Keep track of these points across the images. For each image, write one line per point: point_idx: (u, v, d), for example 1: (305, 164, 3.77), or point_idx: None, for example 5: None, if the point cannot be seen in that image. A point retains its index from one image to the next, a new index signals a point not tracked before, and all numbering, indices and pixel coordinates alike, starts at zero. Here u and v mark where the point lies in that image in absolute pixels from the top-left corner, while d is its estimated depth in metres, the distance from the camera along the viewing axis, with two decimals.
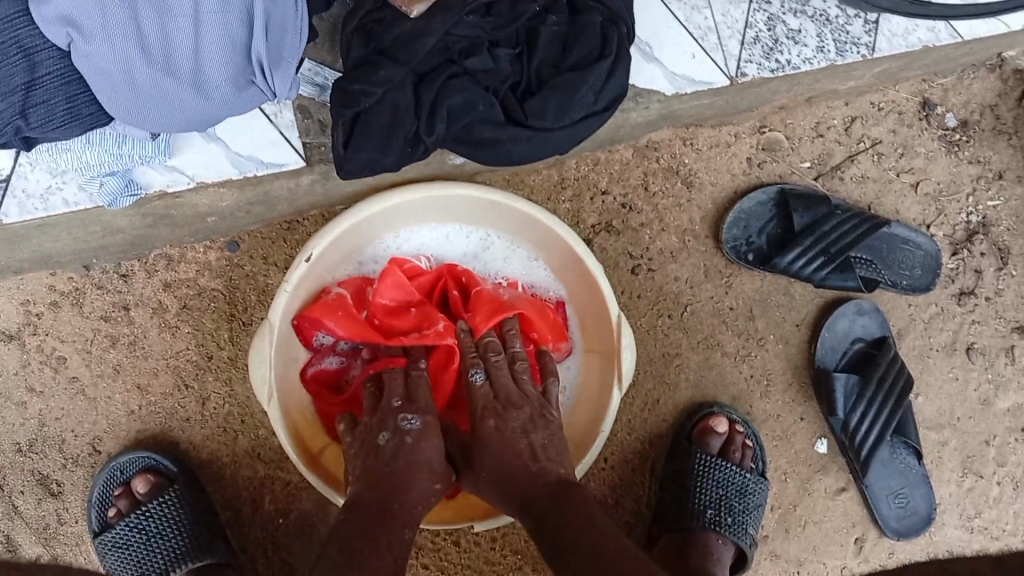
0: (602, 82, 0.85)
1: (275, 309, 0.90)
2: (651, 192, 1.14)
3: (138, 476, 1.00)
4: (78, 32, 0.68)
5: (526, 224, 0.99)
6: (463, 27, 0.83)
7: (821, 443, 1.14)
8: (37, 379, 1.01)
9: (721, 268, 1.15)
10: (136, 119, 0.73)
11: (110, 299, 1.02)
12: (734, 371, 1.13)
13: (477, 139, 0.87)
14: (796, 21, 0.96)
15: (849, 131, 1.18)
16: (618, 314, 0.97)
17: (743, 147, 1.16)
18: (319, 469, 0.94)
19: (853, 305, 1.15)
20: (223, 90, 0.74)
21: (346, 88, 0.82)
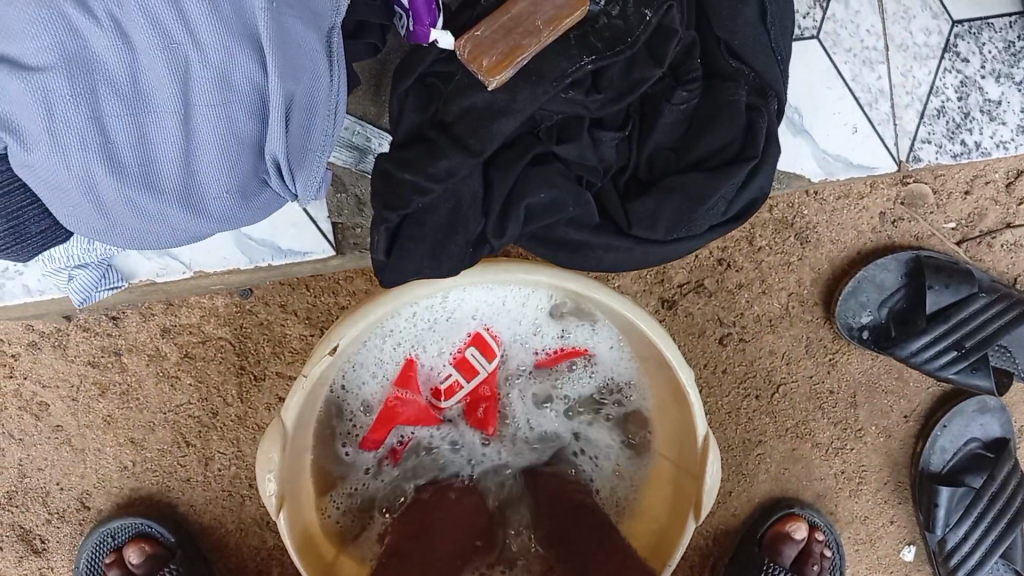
0: (737, 188, 0.63)
1: (287, 409, 0.71)
2: (755, 247, 0.93)
3: (129, 545, 0.88)
4: (16, 138, 0.47)
5: (610, 312, 0.78)
6: (557, 101, 0.61)
7: (907, 551, 0.99)
8: (16, 426, 0.87)
9: (826, 344, 0.96)
10: (105, 236, 0.54)
11: (99, 343, 0.85)
12: (822, 466, 0.97)
13: (559, 239, 0.66)
14: (996, 90, 0.91)
15: (1013, 188, 0.94)
16: (705, 432, 0.76)
17: (878, 200, 0.93)
18: None
19: (975, 401, 0.97)
20: (223, 202, 0.54)
21: (393, 174, 0.61)
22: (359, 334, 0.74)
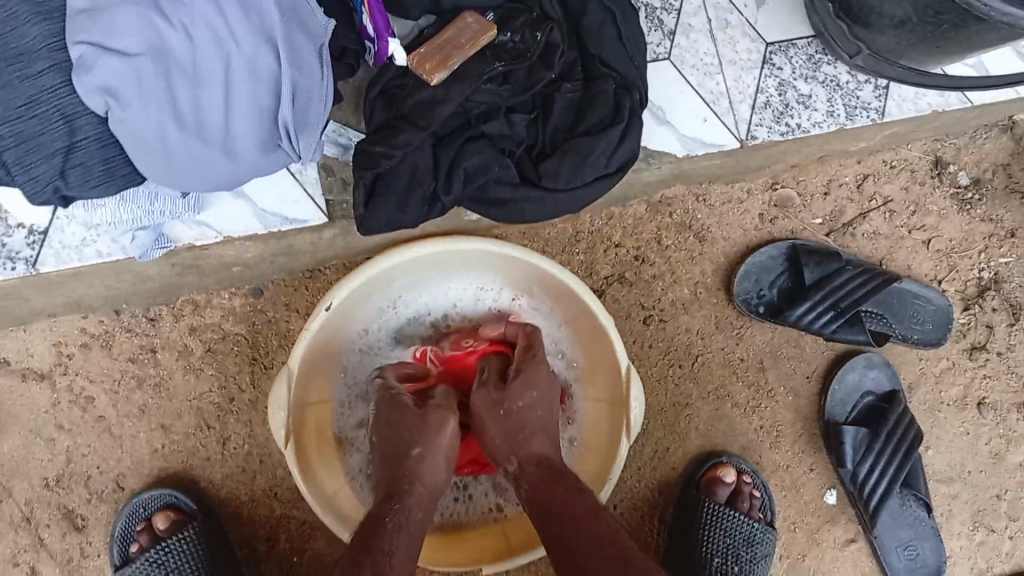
0: (613, 146, 0.88)
1: (293, 357, 0.92)
2: (663, 246, 1.16)
3: (158, 513, 1.04)
4: (116, 100, 0.72)
5: (544, 278, 1.01)
6: (481, 93, 0.87)
7: (830, 494, 1.16)
8: (65, 417, 1.05)
9: (732, 320, 1.17)
10: (168, 180, 0.77)
11: (138, 341, 1.05)
12: (743, 422, 1.16)
13: (492, 199, 0.90)
14: (807, 86, 0.99)
15: (861, 189, 1.19)
16: (627, 365, 0.98)
17: (755, 204, 1.18)
18: (333, 510, 0.96)
19: (863, 358, 1.17)
20: (250, 154, 0.79)
21: (367, 149, 0.85)
22: (349, 300, 0.97)
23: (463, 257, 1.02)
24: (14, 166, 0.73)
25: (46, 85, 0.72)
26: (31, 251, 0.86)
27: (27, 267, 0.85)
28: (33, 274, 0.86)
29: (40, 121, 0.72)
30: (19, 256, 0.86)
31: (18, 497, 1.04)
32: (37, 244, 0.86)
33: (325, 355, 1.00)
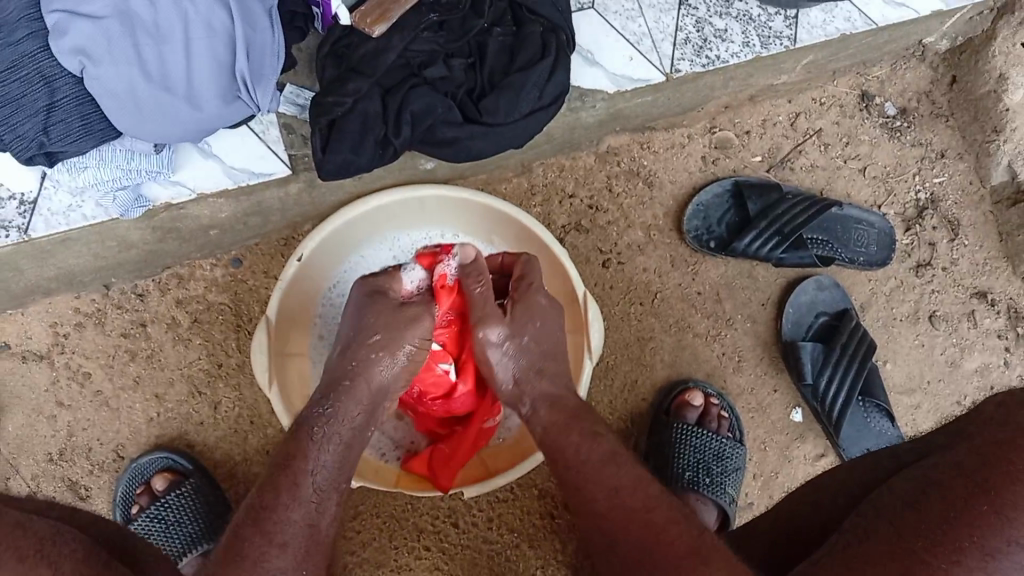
0: (545, 79, 0.97)
1: (270, 307, 0.99)
2: (614, 194, 1.22)
3: (157, 476, 1.10)
4: (88, 59, 0.81)
5: (499, 220, 1.08)
6: (420, 42, 0.96)
7: (796, 412, 1.23)
8: (65, 393, 1.11)
9: (686, 257, 1.23)
10: (139, 132, 0.86)
11: (129, 317, 1.12)
12: (706, 350, 1.22)
13: (440, 139, 0.98)
14: (722, 22, 1.09)
15: (795, 126, 1.26)
16: (583, 290, 1.04)
17: (697, 147, 1.24)
18: None
19: (813, 281, 1.23)
20: (212, 104, 0.87)
21: (321, 100, 0.95)
22: (318, 252, 1.04)
23: (421, 207, 1.09)
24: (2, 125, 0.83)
25: (26, 51, 0.81)
26: (23, 219, 0.94)
27: (20, 233, 0.94)
28: (26, 240, 0.94)
29: (23, 84, 0.82)
30: (13, 224, 0.94)
31: (24, 473, 1.10)
32: (27, 214, 0.94)
33: (299, 309, 1.07)
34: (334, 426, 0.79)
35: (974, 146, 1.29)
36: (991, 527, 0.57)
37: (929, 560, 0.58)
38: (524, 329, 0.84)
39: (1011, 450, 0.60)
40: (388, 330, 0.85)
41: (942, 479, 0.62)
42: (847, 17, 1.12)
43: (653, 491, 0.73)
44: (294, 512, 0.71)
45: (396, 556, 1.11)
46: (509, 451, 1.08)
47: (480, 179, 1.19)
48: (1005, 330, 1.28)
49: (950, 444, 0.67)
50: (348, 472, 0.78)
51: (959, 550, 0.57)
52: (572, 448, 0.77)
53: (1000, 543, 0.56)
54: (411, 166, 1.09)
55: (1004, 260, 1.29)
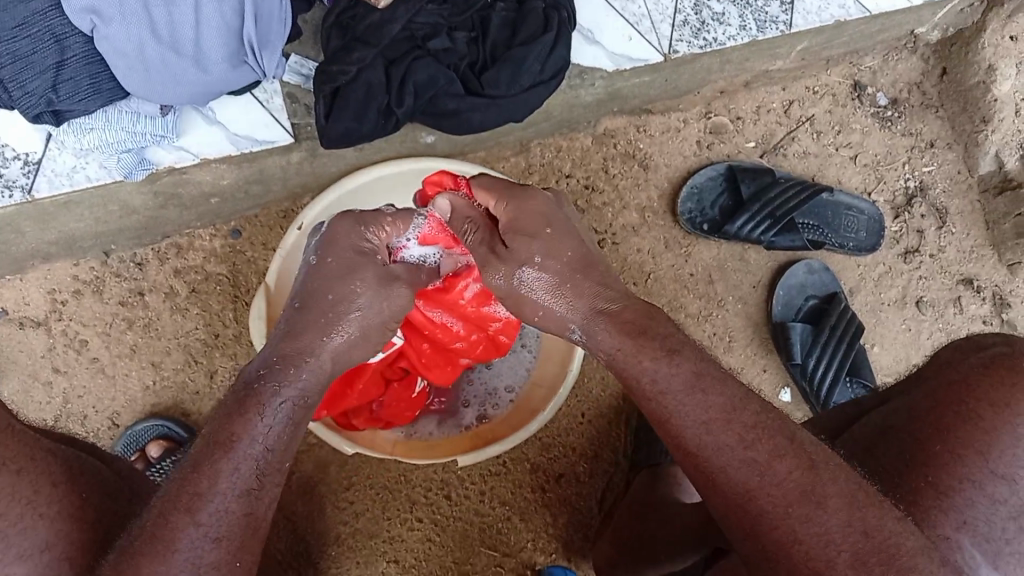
0: (547, 53, 0.99)
1: (271, 272, 1.00)
2: (611, 175, 1.23)
3: (151, 443, 1.10)
4: (99, 18, 0.83)
5: None
6: (425, 15, 0.97)
7: (784, 392, 1.26)
8: (61, 360, 1.11)
9: (680, 239, 1.25)
10: (147, 94, 0.87)
11: (127, 285, 1.12)
12: (698, 330, 1.24)
13: (442, 111, 1.00)
14: (720, 5, 1.11)
15: (788, 113, 1.28)
16: None
17: (692, 132, 1.26)
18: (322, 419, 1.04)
19: (804, 265, 1.25)
20: (220, 68, 0.88)
21: (325, 69, 0.96)
22: (319, 223, 1.05)
23: (420, 181, 1.11)
24: (10, 82, 0.84)
25: (38, 9, 0.83)
26: (27, 179, 0.95)
27: (23, 193, 0.95)
28: (30, 200, 0.95)
29: (34, 41, 0.83)
30: (17, 184, 0.95)
31: None
32: (32, 174, 0.95)
33: None
34: (282, 393, 0.65)
35: (962, 137, 1.32)
36: (943, 465, 0.64)
37: (888, 501, 0.65)
38: (537, 223, 0.73)
39: (963, 389, 0.68)
40: (342, 288, 0.71)
41: (901, 420, 0.69)
42: (841, 5, 1.16)
43: (750, 411, 0.64)
44: (230, 499, 0.59)
45: (389, 527, 1.12)
46: (509, 420, 1.11)
47: (478, 157, 1.20)
48: (990, 316, 1.31)
49: (909, 388, 0.73)
50: (295, 446, 0.66)
51: (914, 491, 0.64)
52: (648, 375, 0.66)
53: (952, 479, 0.64)
54: (412, 140, 1.10)
55: (990, 248, 1.32)
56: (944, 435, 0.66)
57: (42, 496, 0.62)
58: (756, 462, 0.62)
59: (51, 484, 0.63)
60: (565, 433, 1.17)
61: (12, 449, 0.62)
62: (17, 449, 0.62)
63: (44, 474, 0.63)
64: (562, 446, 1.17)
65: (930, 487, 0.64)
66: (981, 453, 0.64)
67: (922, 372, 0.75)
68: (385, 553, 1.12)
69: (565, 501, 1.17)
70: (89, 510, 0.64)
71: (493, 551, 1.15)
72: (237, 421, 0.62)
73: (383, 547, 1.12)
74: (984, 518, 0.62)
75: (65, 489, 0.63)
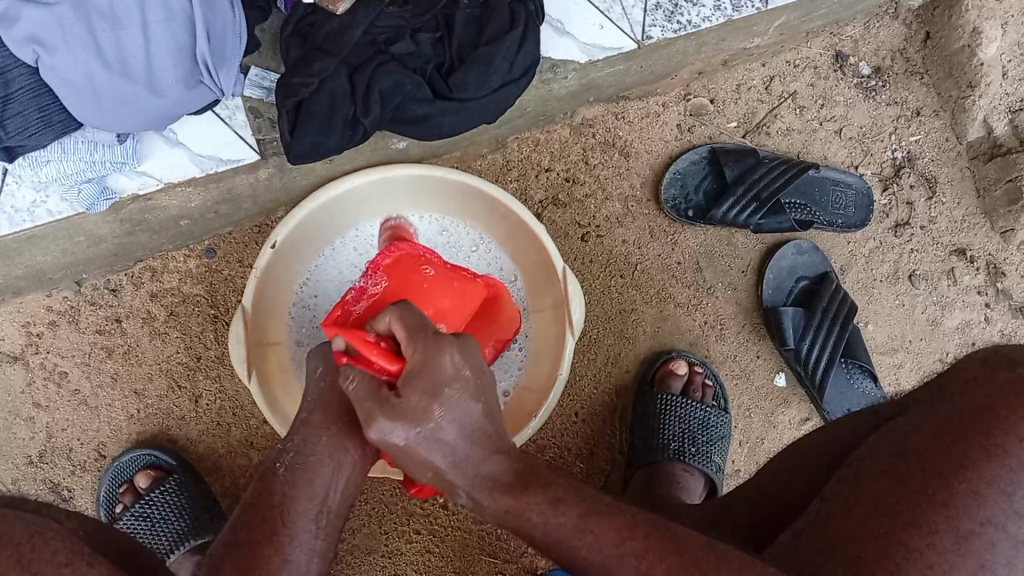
0: (516, 50, 0.95)
1: (247, 294, 0.96)
2: (591, 165, 1.20)
3: (140, 473, 1.08)
4: (43, 49, 0.79)
5: (474, 197, 1.07)
6: (385, 18, 0.93)
7: (780, 377, 1.24)
8: (42, 395, 1.09)
9: (666, 227, 1.22)
10: (101, 122, 0.84)
11: (103, 313, 1.10)
12: (689, 319, 1.22)
13: (411, 117, 0.96)
14: None
15: (769, 90, 1.25)
16: (562, 265, 1.02)
17: (672, 115, 1.22)
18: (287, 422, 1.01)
19: (793, 246, 1.23)
20: (175, 90, 0.85)
21: (287, 81, 0.92)
22: (292, 238, 1.02)
23: (395, 188, 1.07)
24: None
25: None
26: None
27: None
28: None
29: None
30: None
31: (4, 477, 1.08)
32: None
33: (275, 296, 1.05)
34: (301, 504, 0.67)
35: (949, 103, 1.28)
36: (965, 503, 0.58)
37: (906, 542, 0.58)
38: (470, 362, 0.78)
39: (991, 418, 0.61)
40: None
41: (926, 446, 0.63)
42: None
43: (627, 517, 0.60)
44: (275, 561, 0.61)
45: (386, 541, 1.11)
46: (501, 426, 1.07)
47: (454, 157, 1.17)
48: (985, 286, 1.29)
49: (930, 401, 0.68)
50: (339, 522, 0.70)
51: (934, 532, 0.57)
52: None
53: (972, 522, 0.57)
54: (383, 147, 1.07)
55: (982, 217, 1.29)
56: (969, 471, 0.59)
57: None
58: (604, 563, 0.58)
59: None
60: (559, 435, 1.18)
61: None
62: None
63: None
64: (555, 447, 1.18)
65: (948, 526, 0.57)
66: (1005, 493, 0.58)
67: (942, 383, 0.70)
68: (384, 567, 1.11)
69: None
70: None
71: (493, 559, 1.13)
72: (277, 497, 0.66)
73: (382, 563, 1.11)
74: (1004, 560, 0.57)
75: None
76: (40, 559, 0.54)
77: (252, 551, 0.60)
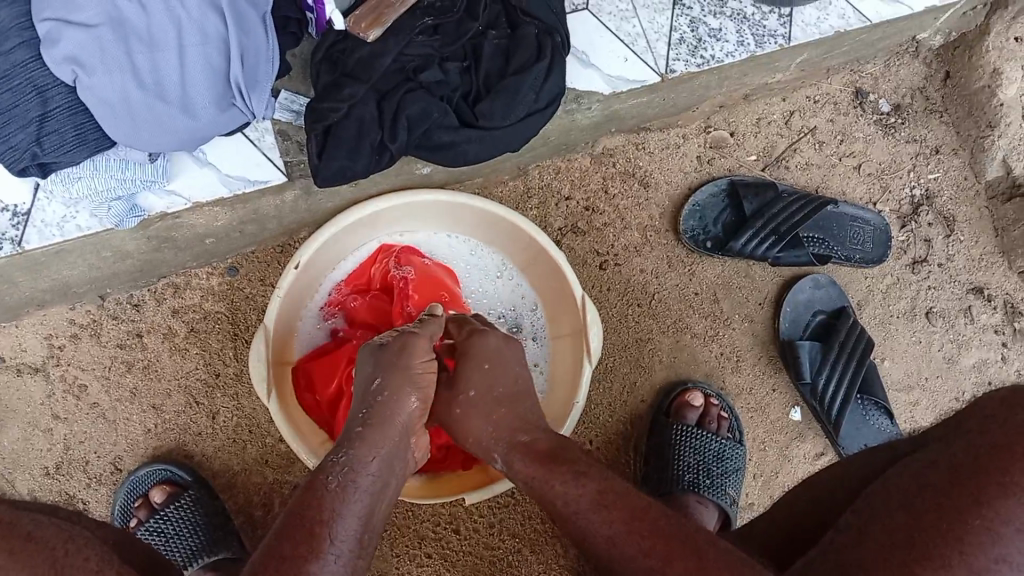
0: (541, 81, 0.97)
1: (269, 314, 0.98)
2: (610, 195, 1.21)
3: (155, 488, 1.08)
4: (81, 69, 0.80)
5: (495, 223, 1.08)
6: (415, 46, 0.95)
7: (795, 411, 1.24)
8: (61, 407, 1.10)
9: (684, 258, 1.22)
10: (135, 141, 0.85)
11: (124, 327, 1.11)
12: (705, 350, 1.22)
13: (437, 144, 0.98)
14: (716, 21, 1.10)
15: (789, 124, 1.26)
16: (581, 293, 1.03)
17: (692, 147, 1.24)
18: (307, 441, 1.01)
19: (810, 280, 1.23)
20: (208, 112, 0.87)
21: (316, 106, 0.94)
22: (315, 259, 1.03)
23: (418, 212, 1.08)
24: None
25: (17, 60, 0.80)
26: (17, 231, 0.93)
27: (12, 246, 0.93)
28: (19, 252, 0.93)
29: (15, 94, 0.81)
30: (6, 236, 0.93)
31: (20, 488, 1.09)
32: (21, 225, 0.93)
33: (295, 315, 1.05)
34: (338, 509, 0.66)
35: (968, 142, 1.29)
36: (979, 540, 0.57)
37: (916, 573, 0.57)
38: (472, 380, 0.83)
39: (1006, 456, 0.61)
40: (394, 374, 0.80)
41: (941, 480, 0.63)
42: (841, 15, 1.13)
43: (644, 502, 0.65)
44: (314, 565, 0.60)
45: (397, 563, 1.11)
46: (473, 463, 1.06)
47: (476, 183, 1.19)
48: (1002, 325, 1.29)
49: (948, 437, 0.68)
50: (374, 518, 0.70)
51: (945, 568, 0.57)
52: (559, 501, 0.68)
53: (986, 559, 0.57)
54: (408, 171, 1.09)
55: (999, 255, 1.29)
56: (984, 509, 0.59)
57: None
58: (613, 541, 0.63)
59: None
60: None
61: None
62: None
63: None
64: None
65: (960, 562, 0.57)
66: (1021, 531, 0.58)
67: (961, 419, 0.70)
68: None
69: None
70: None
71: None
72: (319, 500, 0.66)
73: None
74: None
75: None
76: (73, 565, 0.56)
77: (292, 557, 0.59)
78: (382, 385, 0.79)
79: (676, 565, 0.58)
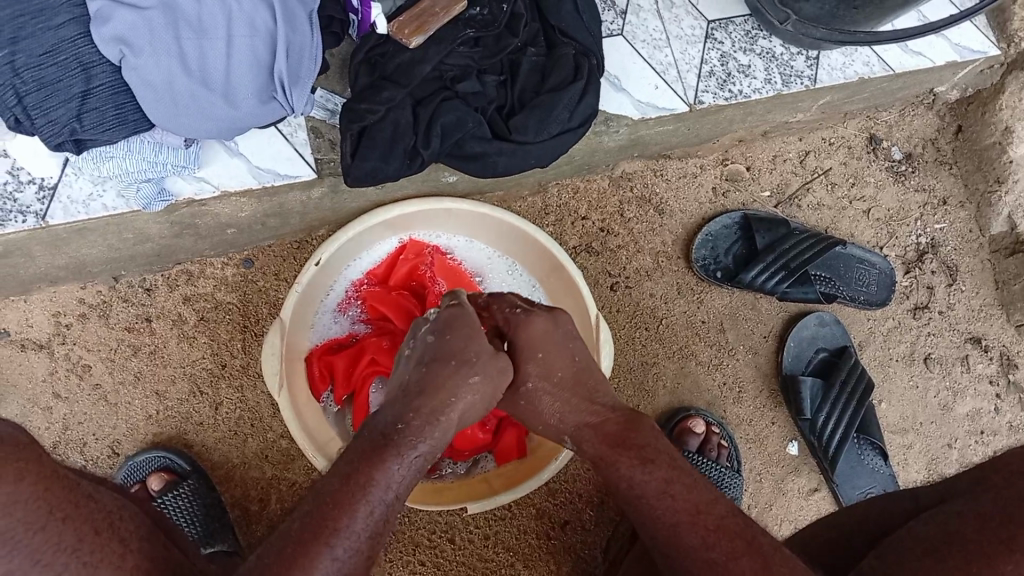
0: (576, 101, 0.98)
1: (286, 306, 0.98)
2: (626, 218, 1.23)
3: (152, 475, 1.07)
4: (129, 49, 0.81)
5: (514, 236, 1.09)
6: (455, 56, 0.96)
7: (792, 445, 1.25)
8: (62, 386, 1.09)
9: (694, 286, 1.24)
10: (172, 125, 0.85)
11: (134, 311, 1.10)
12: (708, 379, 1.24)
13: (469, 154, 0.99)
14: (745, 57, 1.12)
15: (804, 164, 1.29)
16: (596, 311, 1.04)
17: (708, 178, 1.26)
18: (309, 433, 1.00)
19: (815, 317, 1.26)
20: (248, 103, 0.87)
21: (353, 107, 0.94)
22: (335, 254, 1.03)
23: (438, 217, 1.09)
24: (34, 110, 0.81)
25: (66, 36, 0.80)
26: (42, 205, 0.92)
27: (36, 219, 0.92)
28: (43, 226, 0.92)
29: (60, 68, 0.81)
30: (30, 210, 0.92)
31: None
32: (47, 200, 0.92)
33: (308, 309, 1.05)
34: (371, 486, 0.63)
35: (975, 196, 1.33)
36: None
37: None
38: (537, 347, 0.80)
39: None
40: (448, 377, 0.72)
41: (967, 527, 0.64)
42: (865, 62, 1.16)
43: (710, 494, 0.68)
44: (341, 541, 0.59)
45: (390, 569, 1.10)
46: (467, 486, 1.05)
47: (496, 196, 1.20)
48: (997, 376, 1.31)
49: (972, 492, 0.69)
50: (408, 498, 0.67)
51: None
52: (624, 483, 0.69)
53: None
54: (434, 179, 1.10)
55: (998, 308, 1.33)
56: (1016, 554, 0.59)
57: (86, 545, 0.56)
58: (671, 512, 0.66)
59: (94, 531, 0.58)
60: (572, 480, 1.16)
61: (59, 496, 0.57)
62: (62, 496, 0.57)
63: (87, 521, 0.58)
64: (569, 493, 1.16)
65: None
66: None
67: (984, 474, 0.71)
68: None
69: (570, 549, 1.15)
70: (128, 556, 0.59)
71: None
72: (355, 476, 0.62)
73: None
74: None
75: (107, 537, 0.58)
76: (124, 526, 0.60)
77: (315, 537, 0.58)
78: (462, 372, 0.73)
79: (743, 563, 0.62)
